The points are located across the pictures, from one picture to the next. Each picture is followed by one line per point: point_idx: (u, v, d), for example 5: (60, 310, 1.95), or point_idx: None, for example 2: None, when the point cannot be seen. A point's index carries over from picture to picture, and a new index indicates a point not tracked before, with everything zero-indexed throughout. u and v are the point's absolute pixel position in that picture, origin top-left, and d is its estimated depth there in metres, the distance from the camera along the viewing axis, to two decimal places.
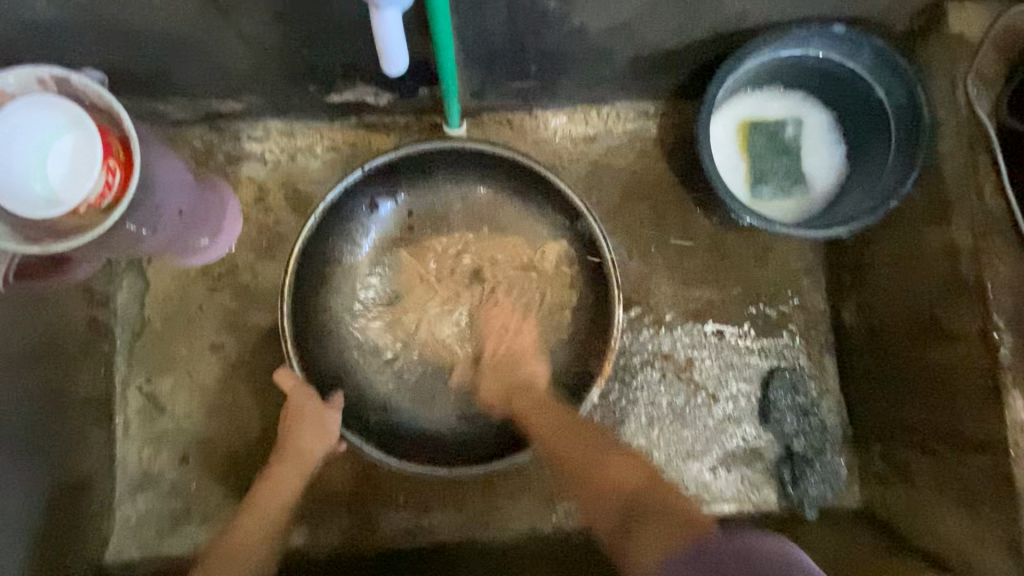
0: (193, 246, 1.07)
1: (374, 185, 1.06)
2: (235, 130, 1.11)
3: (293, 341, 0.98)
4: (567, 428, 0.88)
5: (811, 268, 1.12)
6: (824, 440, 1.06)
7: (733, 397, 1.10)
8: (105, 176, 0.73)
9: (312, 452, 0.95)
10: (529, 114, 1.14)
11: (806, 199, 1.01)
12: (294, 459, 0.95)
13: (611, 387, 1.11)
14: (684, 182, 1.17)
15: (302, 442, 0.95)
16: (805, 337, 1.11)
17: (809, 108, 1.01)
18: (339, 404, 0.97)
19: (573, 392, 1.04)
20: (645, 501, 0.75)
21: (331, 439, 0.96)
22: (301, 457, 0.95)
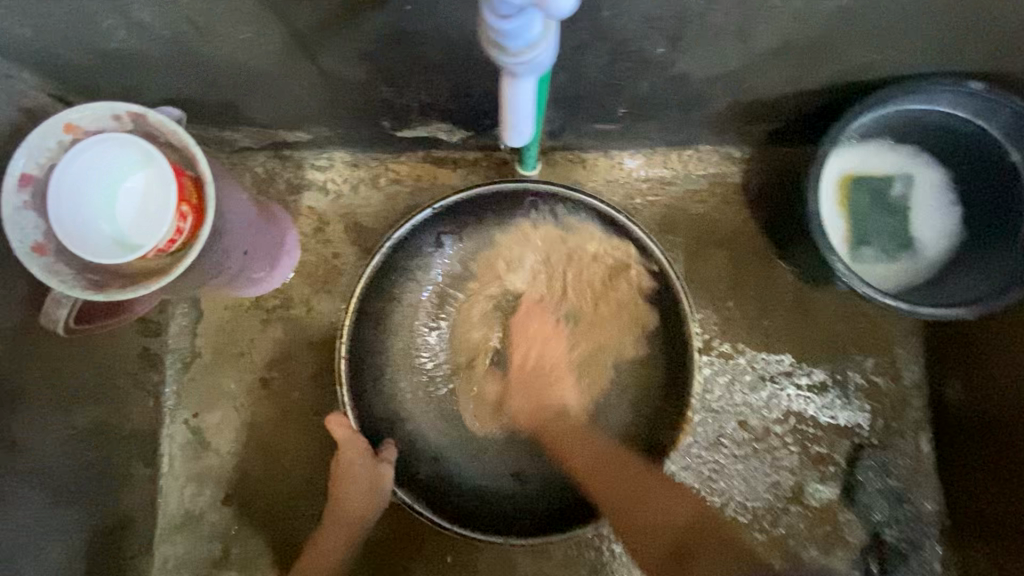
0: (250, 279, 1.00)
1: (441, 223, 0.99)
2: (299, 158, 1.07)
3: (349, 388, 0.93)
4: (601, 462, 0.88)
5: (907, 336, 1.02)
6: (916, 529, 0.97)
7: (816, 474, 1.00)
8: (177, 222, 0.68)
9: (362, 510, 0.92)
10: (604, 154, 1.08)
11: (914, 265, 0.91)
12: (343, 517, 0.92)
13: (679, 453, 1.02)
14: (767, 233, 1.08)
15: (352, 500, 0.92)
16: (898, 413, 1.01)
17: (922, 166, 0.92)
18: (392, 458, 0.93)
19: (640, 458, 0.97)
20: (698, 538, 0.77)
21: (381, 500, 0.92)
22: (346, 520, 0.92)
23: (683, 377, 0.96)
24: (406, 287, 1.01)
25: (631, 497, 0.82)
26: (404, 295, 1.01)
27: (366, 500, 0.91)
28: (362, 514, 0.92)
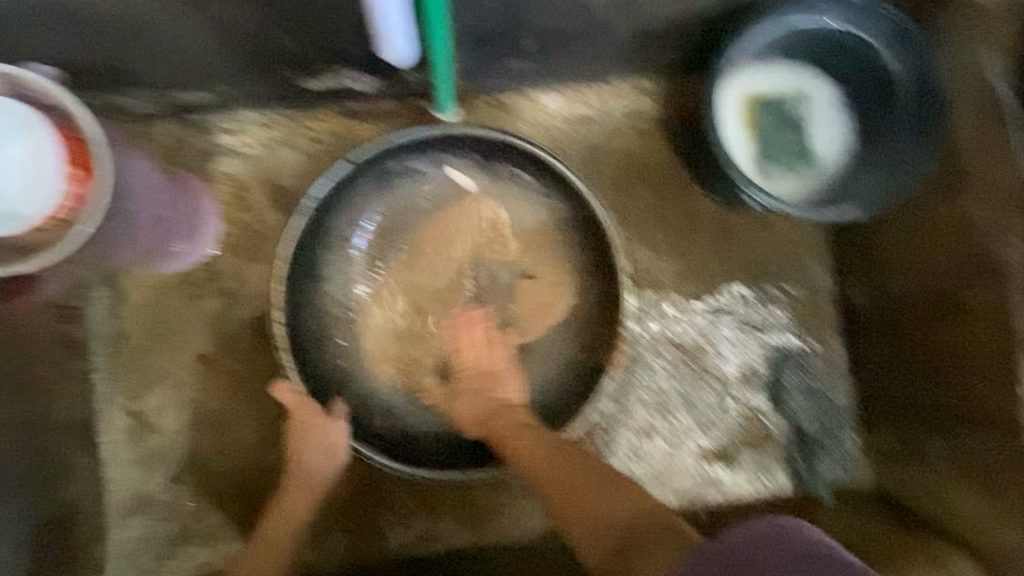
0: (169, 253, 0.97)
1: (363, 178, 0.99)
2: (206, 122, 1.02)
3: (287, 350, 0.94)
4: (556, 451, 0.85)
5: (816, 246, 1.10)
6: (834, 419, 1.06)
7: (744, 380, 1.08)
8: (66, 184, 0.65)
9: (320, 468, 0.93)
10: (524, 96, 1.08)
11: (814, 176, 0.98)
12: (301, 478, 0.93)
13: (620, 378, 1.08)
14: (686, 162, 1.12)
15: (308, 460, 0.93)
16: (813, 318, 1.09)
17: (816, 81, 0.98)
18: (342, 415, 0.95)
19: (584, 384, 1.03)
20: (636, 532, 0.74)
21: (341, 453, 0.94)
22: (309, 477, 0.93)
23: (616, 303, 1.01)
24: (337, 245, 1.01)
25: (577, 484, 0.81)
26: (336, 253, 1.02)
27: (322, 457, 0.93)
28: (322, 472, 0.93)
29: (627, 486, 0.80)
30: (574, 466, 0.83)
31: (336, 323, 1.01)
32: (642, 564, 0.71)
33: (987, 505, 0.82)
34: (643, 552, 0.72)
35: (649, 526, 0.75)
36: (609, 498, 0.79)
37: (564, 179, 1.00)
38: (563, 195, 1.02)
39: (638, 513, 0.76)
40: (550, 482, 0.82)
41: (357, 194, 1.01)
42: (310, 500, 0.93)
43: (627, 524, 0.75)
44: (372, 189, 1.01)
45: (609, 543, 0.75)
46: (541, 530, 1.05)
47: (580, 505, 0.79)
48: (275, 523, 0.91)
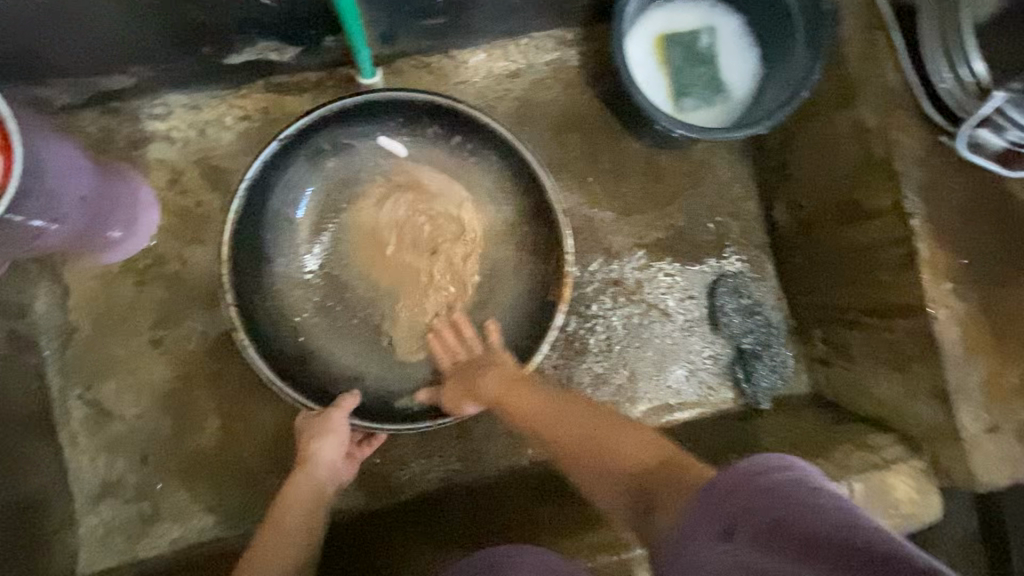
0: (105, 241, 0.98)
1: (294, 151, 1.01)
2: (133, 109, 1.03)
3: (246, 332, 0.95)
4: (561, 400, 0.89)
5: (741, 176, 1.16)
6: (769, 334, 1.13)
7: (684, 309, 1.14)
8: None
9: (330, 460, 0.95)
10: (447, 56, 1.11)
11: (727, 105, 1.03)
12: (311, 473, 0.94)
13: (568, 319, 1.12)
14: (611, 108, 1.16)
15: (316, 451, 0.94)
16: (742, 244, 1.15)
17: (720, 15, 1.02)
18: (349, 406, 0.96)
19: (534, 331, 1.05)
20: (655, 485, 0.70)
21: (337, 436, 0.95)
22: (311, 466, 0.94)
23: (559, 254, 1.04)
24: (280, 220, 1.03)
25: (576, 424, 0.84)
26: (280, 227, 1.04)
27: (331, 447, 0.95)
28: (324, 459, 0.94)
29: (584, 403, 0.88)
30: (572, 412, 0.86)
31: (286, 294, 1.04)
32: (662, 493, 0.67)
33: (904, 386, 0.90)
34: (666, 497, 0.66)
35: (673, 470, 0.70)
36: (624, 444, 0.78)
37: (492, 131, 1.02)
38: (495, 146, 1.04)
39: (638, 440, 0.78)
40: (579, 446, 0.81)
41: (292, 167, 1.02)
42: (319, 491, 0.93)
43: (600, 436, 0.80)
44: (306, 162, 1.03)
45: (632, 495, 0.72)
46: (503, 470, 1.09)
47: (587, 451, 0.80)
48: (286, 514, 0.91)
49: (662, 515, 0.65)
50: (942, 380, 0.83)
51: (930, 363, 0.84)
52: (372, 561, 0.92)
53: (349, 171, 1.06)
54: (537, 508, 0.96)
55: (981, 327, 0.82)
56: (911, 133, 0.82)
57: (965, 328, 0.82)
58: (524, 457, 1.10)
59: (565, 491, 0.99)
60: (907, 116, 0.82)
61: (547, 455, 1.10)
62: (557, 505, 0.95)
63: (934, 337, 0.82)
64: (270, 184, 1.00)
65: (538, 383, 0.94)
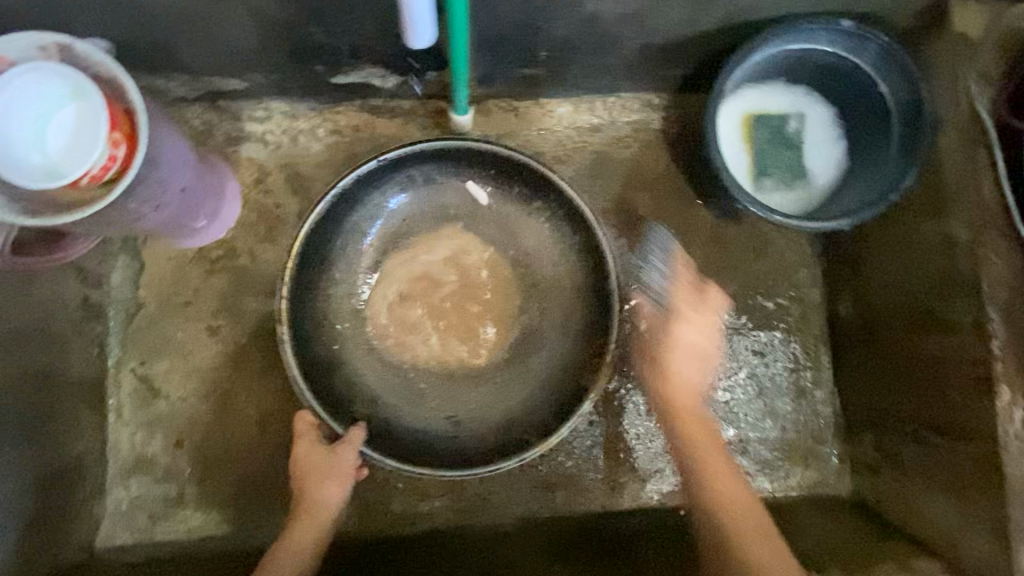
0: (191, 229, 1.04)
1: (381, 179, 1.05)
2: (236, 109, 1.09)
3: (289, 326, 0.97)
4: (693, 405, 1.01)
5: (808, 262, 1.14)
6: (812, 427, 1.10)
7: (730, 385, 1.12)
8: (110, 148, 0.71)
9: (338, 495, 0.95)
10: (535, 103, 1.14)
11: (807, 192, 1.03)
12: (315, 508, 0.94)
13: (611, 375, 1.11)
14: (687, 175, 1.17)
15: (323, 487, 0.94)
16: (799, 330, 1.13)
17: (811, 103, 1.03)
18: (357, 443, 0.95)
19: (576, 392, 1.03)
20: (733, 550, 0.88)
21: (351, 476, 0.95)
22: (320, 501, 0.94)
23: (607, 324, 1.02)
24: (351, 242, 1.07)
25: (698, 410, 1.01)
26: (348, 249, 1.07)
27: (338, 487, 0.94)
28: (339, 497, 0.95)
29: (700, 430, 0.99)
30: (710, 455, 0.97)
31: (342, 305, 1.06)
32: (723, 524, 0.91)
33: (958, 514, 0.85)
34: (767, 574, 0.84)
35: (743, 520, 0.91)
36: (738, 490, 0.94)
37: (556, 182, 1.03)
38: (565, 203, 1.04)
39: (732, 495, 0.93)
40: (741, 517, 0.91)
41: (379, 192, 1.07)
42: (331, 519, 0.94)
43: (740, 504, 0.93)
44: (386, 190, 1.07)
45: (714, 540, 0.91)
46: (524, 518, 1.07)
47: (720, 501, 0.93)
48: (302, 531, 0.92)
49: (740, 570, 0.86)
50: (1005, 515, 0.78)
51: (992, 496, 0.79)
52: None
53: (423, 208, 1.10)
54: (551, 566, 0.95)
55: None
56: (1004, 254, 0.80)
57: None
58: (545, 508, 1.08)
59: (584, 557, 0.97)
60: (1000, 237, 0.81)
61: (569, 510, 1.08)
62: (573, 566, 0.95)
63: (1003, 471, 0.78)
64: (353, 199, 1.04)
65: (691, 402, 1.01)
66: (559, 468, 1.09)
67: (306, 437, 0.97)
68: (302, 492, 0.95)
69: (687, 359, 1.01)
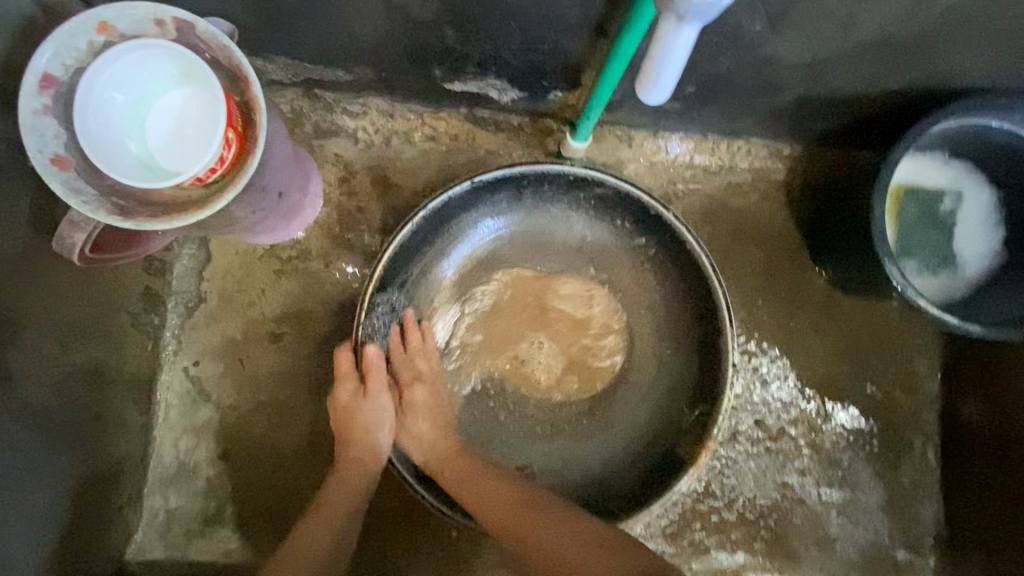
0: (271, 229, 0.94)
1: (481, 199, 0.96)
2: (330, 100, 1.00)
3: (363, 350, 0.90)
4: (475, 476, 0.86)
5: (928, 350, 1.03)
6: (909, 533, 1.00)
7: (823, 477, 1.01)
8: (222, 149, 0.61)
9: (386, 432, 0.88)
10: (654, 135, 1.03)
11: (952, 281, 0.91)
12: (362, 450, 0.87)
13: None
14: (804, 236, 1.06)
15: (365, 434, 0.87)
16: (909, 425, 1.02)
17: (974, 183, 0.91)
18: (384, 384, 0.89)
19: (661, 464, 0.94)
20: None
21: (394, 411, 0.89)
22: (366, 443, 0.87)
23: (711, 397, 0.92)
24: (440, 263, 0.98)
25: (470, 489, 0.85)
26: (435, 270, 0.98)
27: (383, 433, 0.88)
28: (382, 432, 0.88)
29: (579, 531, 0.78)
30: (540, 517, 0.80)
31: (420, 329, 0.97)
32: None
33: None
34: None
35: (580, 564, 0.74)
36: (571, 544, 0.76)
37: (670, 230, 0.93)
38: (677, 249, 0.95)
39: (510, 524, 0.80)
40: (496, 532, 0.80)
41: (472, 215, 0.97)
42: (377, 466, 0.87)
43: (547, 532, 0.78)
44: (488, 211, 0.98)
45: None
46: None
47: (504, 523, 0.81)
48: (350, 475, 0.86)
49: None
50: None
51: None
52: None
53: (524, 233, 1.00)
54: None
55: None
56: None
57: None
58: None
59: None
60: None
61: None
62: None
63: None
64: (446, 220, 0.96)
65: (456, 455, 0.88)
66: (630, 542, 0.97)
67: (348, 378, 0.89)
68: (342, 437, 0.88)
69: (429, 413, 0.90)
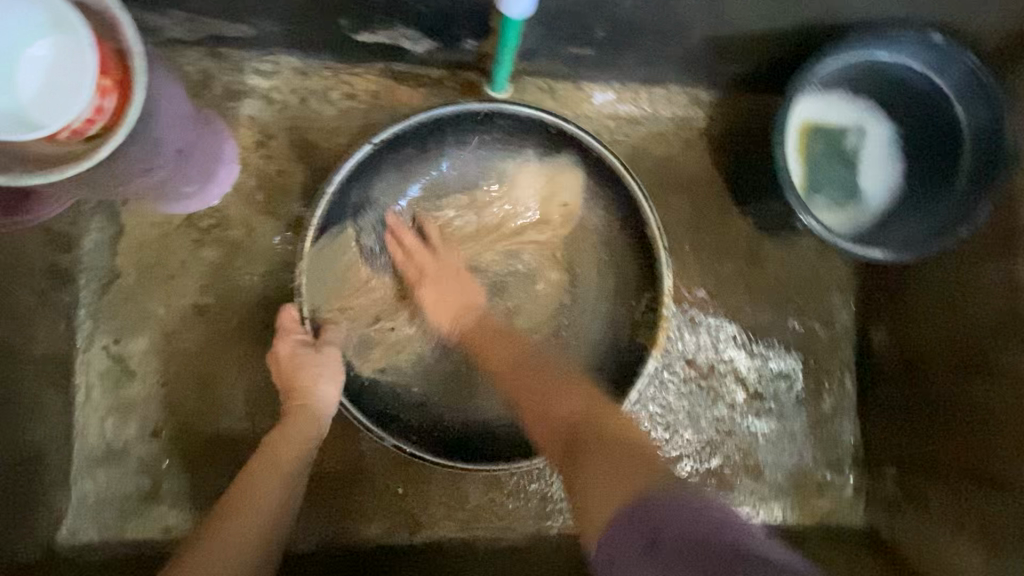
0: (179, 195, 0.90)
1: (403, 152, 0.95)
2: (239, 60, 0.96)
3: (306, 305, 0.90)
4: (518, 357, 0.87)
5: (844, 283, 1.07)
6: (833, 455, 1.05)
7: (752, 408, 1.06)
8: (97, 98, 0.59)
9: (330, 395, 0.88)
10: (575, 86, 1.04)
11: (861, 214, 0.96)
12: (306, 409, 0.86)
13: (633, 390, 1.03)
14: (726, 178, 1.08)
15: (314, 382, 0.87)
16: (829, 353, 1.07)
17: (874, 119, 0.96)
18: (338, 338, 0.91)
19: None
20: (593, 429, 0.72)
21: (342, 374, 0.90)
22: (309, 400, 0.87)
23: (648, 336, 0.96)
24: (372, 219, 0.97)
25: (542, 395, 0.79)
26: (372, 223, 0.97)
27: (333, 381, 0.88)
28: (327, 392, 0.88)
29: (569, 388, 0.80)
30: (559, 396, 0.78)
31: (353, 290, 0.96)
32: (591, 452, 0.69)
33: (987, 564, 0.83)
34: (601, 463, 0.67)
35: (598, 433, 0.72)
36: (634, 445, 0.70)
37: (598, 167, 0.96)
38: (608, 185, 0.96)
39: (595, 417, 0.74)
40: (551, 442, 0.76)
41: (400, 170, 0.96)
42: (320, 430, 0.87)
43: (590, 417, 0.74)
44: (414, 162, 0.96)
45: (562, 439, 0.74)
46: (530, 534, 1.00)
47: (537, 413, 0.79)
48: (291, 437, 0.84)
49: (588, 470, 0.67)
50: None
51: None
52: None
53: (457, 180, 0.99)
54: None
55: None
56: None
57: None
58: (552, 524, 1.00)
59: None
60: None
61: (578, 528, 1.00)
62: None
63: None
64: (371, 178, 0.94)
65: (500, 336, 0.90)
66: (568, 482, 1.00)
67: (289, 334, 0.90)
68: (293, 392, 0.87)
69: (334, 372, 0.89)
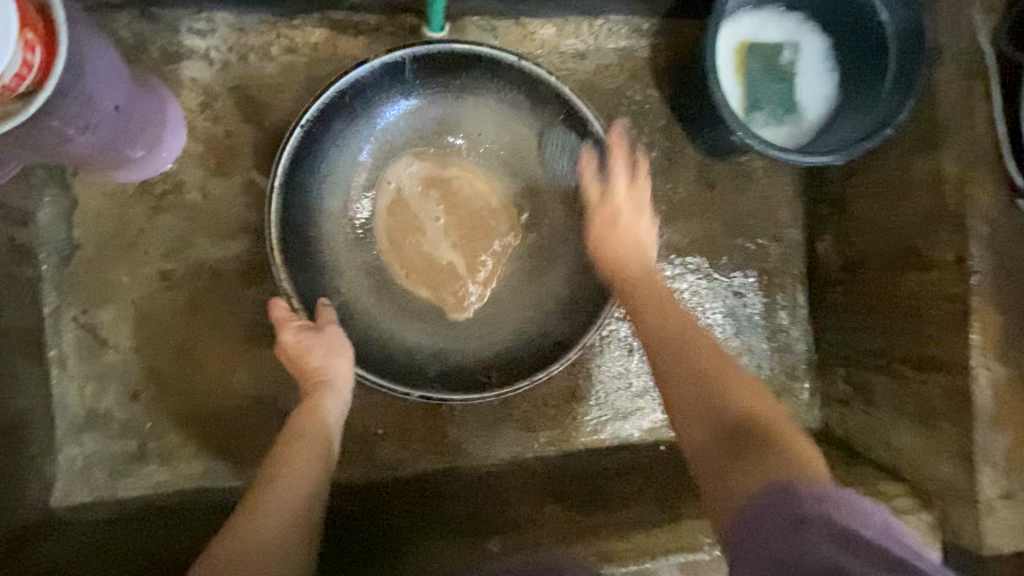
0: (124, 160, 0.90)
1: (356, 108, 0.94)
2: (173, 21, 0.95)
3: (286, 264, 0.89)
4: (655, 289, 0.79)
5: (790, 200, 1.11)
6: (788, 364, 1.11)
7: (710, 326, 1.10)
8: (24, 52, 0.60)
9: (340, 373, 0.86)
10: (515, 24, 1.05)
11: (799, 127, 0.99)
12: (318, 387, 0.85)
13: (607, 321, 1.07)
14: (671, 106, 1.09)
15: (323, 358, 0.86)
16: (780, 268, 1.11)
17: (807, 33, 0.98)
18: (333, 316, 0.91)
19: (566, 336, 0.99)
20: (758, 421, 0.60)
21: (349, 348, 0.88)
22: (318, 379, 0.85)
23: None
24: (337, 174, 0.98)
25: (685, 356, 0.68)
26: (335, 180, 0.98)
27: (340, 354, 0.87)
28: (335, 372, 0.86)
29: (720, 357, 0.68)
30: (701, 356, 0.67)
31: (324, 244, 0.98)
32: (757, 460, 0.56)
33: (928, 440, 0.90)
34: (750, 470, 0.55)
35: (767, 421, 0.60)
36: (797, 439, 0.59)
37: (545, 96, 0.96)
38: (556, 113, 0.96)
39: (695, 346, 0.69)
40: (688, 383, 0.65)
41: (353, 123, 0.95)
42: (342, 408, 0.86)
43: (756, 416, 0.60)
44: (369, 116, 0.96)
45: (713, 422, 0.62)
46: (508, 460, 1.05)
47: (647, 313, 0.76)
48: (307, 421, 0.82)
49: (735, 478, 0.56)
50: (972, 440, 0.83)
51: (963, 425, 0.84)
52: (363, 538, 0.89)
53: (417, 130, 1.01)
54: (544, 507, 0.94)
55: (1014, 399, 0.82)
56: (989, 191, 0.81)
57: (1000, 394, 0.82)
58: (529, 450, 1.06)
59: (574, 487, 0.98)
60: (988, 175, 0.81)
61: (553, 452, 1.06)
62: (563, 504, 0.94)
63: (972, 399, 0.82)
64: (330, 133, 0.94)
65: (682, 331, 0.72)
66: (541, 409, 1.06)
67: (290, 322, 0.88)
68: (304, 372, 0.86)
69: (341, 350, 0.87)
